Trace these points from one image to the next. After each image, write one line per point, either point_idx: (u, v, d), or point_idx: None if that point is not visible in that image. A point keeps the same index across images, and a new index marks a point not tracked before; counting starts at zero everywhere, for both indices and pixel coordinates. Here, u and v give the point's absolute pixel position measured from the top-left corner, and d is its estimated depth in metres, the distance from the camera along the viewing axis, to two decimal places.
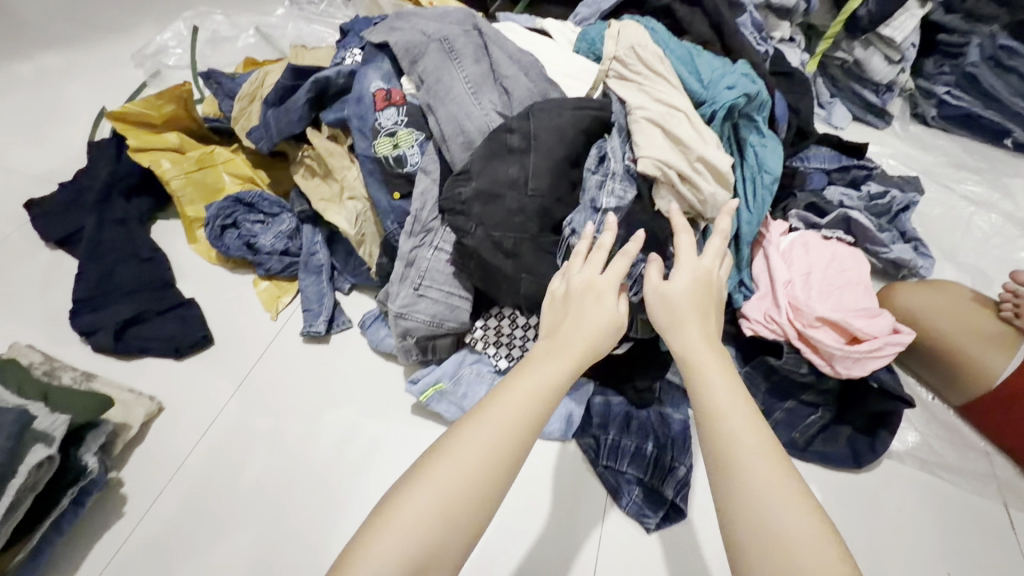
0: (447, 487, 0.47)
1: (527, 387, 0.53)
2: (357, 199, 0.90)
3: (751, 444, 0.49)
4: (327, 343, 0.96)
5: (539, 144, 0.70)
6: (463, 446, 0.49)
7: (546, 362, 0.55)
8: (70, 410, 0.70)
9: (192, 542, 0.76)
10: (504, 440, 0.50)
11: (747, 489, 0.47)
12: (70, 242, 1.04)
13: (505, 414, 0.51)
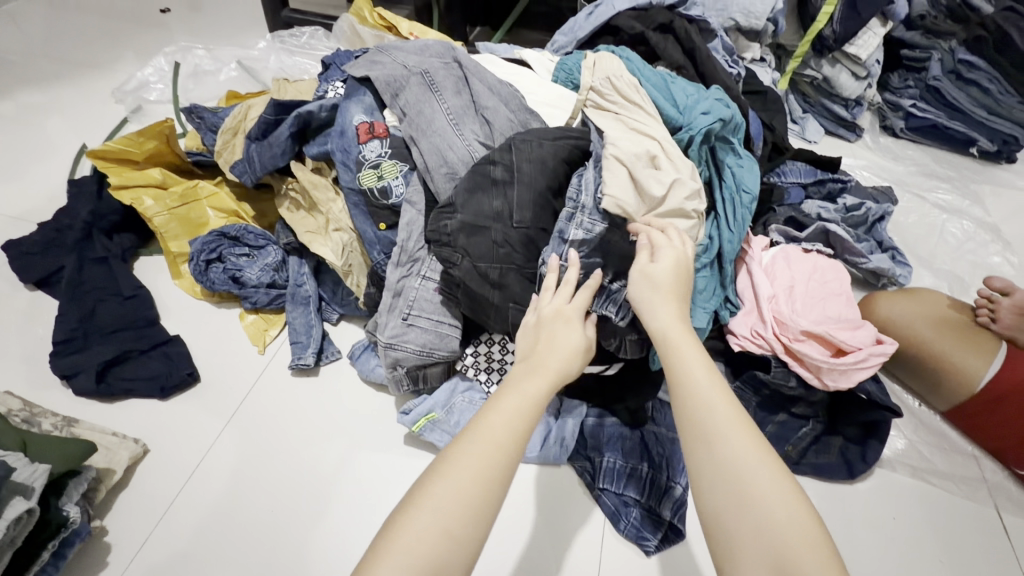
0: (444, 508, 0.47)
1: (513, 405, 0.54)
2: (342, 230, 0.90)
3: (738, 439, 0.50)
4: (316, 375, 0.95)
5: (522, 175, 0.71)
6: (457, 467, 0.49)
7: (528, 380, 0.56)
8: (48, 458, 0.67)
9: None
10: (497, 459, 0.50)
11: (740, 488, 0.47)
12: (50, 282, 1.02)
13: (494, 433, 0.51)
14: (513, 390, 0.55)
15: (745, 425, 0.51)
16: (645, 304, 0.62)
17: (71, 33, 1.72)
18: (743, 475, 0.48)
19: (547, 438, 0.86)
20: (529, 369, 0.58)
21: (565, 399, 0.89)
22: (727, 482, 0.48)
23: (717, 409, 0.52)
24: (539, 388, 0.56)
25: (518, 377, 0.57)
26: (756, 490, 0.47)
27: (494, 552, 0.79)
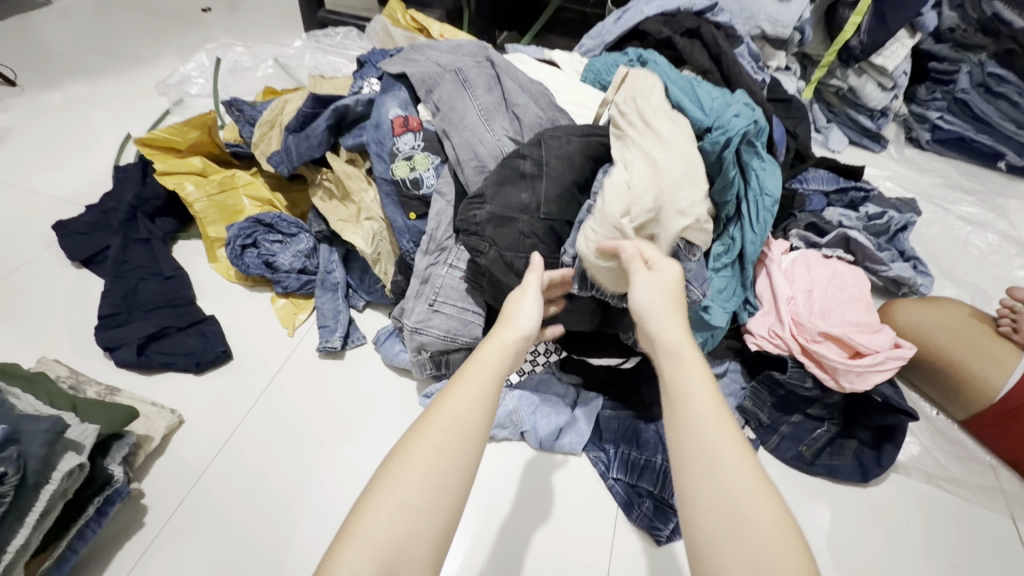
0: (405, 489, 0.46)
1: (476, 389, 0.53)
2: (373, 219, 0.94)
3: (714, 427, 0.47)
4: (342, 359, 0.99)
5: (550, 169, 0.72)
6: (418, 453, 0.48)
7: (489, 355, 0.56)
8: (96, 420, 0.71)
9: (210, 553, 0.77)
10: (456, 446, 0.49)
11: (716, 479, 0.44)
12: (95, 261, 1.08)
13: (457, 418, 0.50)
14: (474, 368, 0.55)
15: (730, 422, 0.47)
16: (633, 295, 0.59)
17: (119, 29, 1.81)
18: (719, 464, 0.44)
19: (565, 429, 0.88)
20: (494, 347, 0.57)
21: (582, 392, 0.92)
22: (716, 500, 0.43)
23: (699, 401, 0.48)
24: (500, 371, 0.56)
25: (482, 360, 0.56)
26: (748, 509, 0.42)
27: (510, 534, 0.80)
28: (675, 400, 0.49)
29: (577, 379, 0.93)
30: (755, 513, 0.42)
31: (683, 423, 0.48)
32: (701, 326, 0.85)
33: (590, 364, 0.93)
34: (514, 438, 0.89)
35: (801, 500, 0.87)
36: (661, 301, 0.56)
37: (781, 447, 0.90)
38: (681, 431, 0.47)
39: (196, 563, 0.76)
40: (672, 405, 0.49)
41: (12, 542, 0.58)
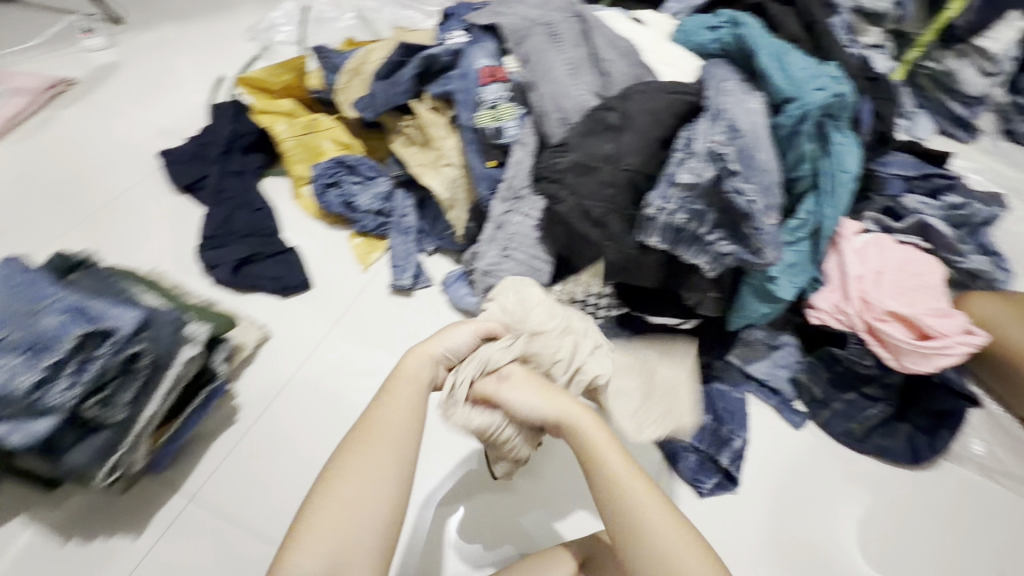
0: (343, 506, 0.58)
1: (404, 399, 0.66)
2: (453, 166, 0.98)
3: (622, 470, 0.63)
4: (410, 297, 1.05)
5: (635, 123, 0.73)
6: (362, 456, 0.61)
7: (404, 391, 0.67)
8: (213, 320, 0.81)
9: (286, 455, 0.84)
10: (392, 444, 0.63)
11: (627, 504, 0.61)
12: (194, 188, 1.17)
13: (379, 442, 0.63)
14: (392, 400, 0.66)
15: (632, 464, 0.64)
16: (513, 402, 0.67)
17: None
18: (629, 496, 0.61)
19: None
20: (422, 361, 0.70)
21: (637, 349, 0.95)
22: (631, 530, 0.60)
23: (606, 452, 0.65)
24: (425, 381, 0.69)
25: (408, 373, 0.69)
26: (656, 524, 0.59)
27: (557, 469, 0.86)
28: (590, 460, 0.65)
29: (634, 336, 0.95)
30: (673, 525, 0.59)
31: (599, 473, 0.64)
32: (766, 298, 0.83)
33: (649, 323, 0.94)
34: None
35: (846, 473, 0.89)
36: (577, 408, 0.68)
37: (831, 423, 0.92)
38: (598, 483, 0.63)
39: (270, 465, 0.83)
40: (592, 473, 0.64)
41: (143, 414, 0.66)
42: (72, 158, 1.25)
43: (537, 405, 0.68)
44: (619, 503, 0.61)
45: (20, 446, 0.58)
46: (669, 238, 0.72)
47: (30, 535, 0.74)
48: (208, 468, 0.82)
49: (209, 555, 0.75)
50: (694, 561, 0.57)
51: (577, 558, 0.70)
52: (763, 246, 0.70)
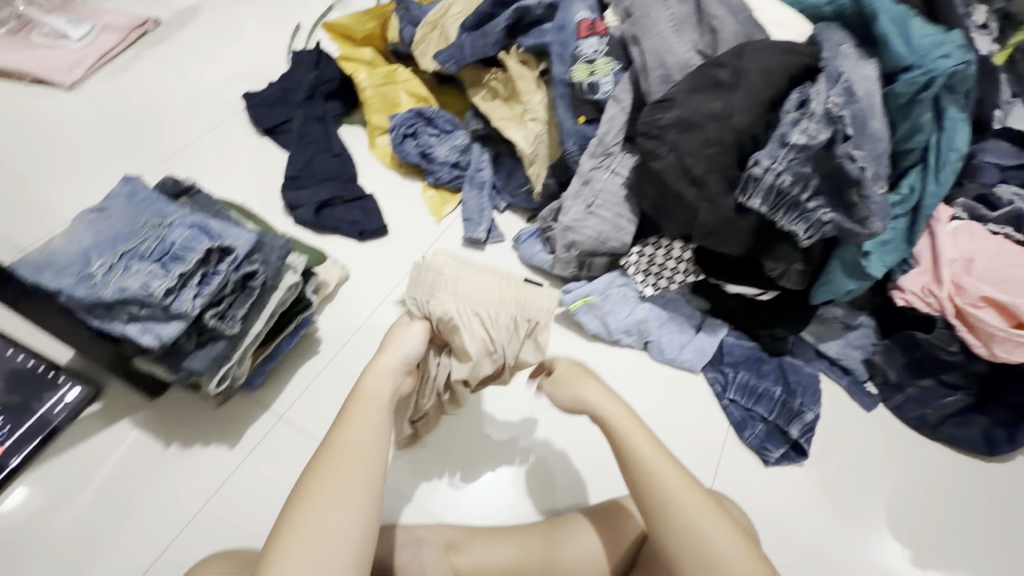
0: (317, 542, 0.47)
1: (368, 416, 0.56)
2: (538, 121, 0.98)
3: (649, 443, 0.60)
4: (482, 251, 1.07)
5: (748, 81, 0.71)
6: (322, 488, 0.49)
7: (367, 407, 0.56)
8: (309, 252, 0.89)
9: None
10: (361, 468, 0.51)
11: (656, 479, 0.58)
12: (277, 131, 1.20)
13: (349, 464, 0.52)
14: (360, 411, 0.56)
15: (656, 438, 0.61)
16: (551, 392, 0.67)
17: None
18: (659, 472, 0.58)
19: (688, 347, 0.93)
20: (383, 376, 0.60)
21: (708, 317, 0.96)
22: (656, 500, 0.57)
23: (630, 426, 0.62)
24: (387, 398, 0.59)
25: (369, 389, 0.58)
26: (687, 504, 0.56)
27: None
28: (609, 431, 0.63)
29: (705, 305, 0.96)
30: (703, 503, 0.57)
31: (625, 450, 0.60)
32: (856, 274, 0.81)
33: (724, 292, 0.93)
34: (636, 347, 0.95)
35: (915, 458, 0.88)
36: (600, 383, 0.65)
37: (903, 409, 0.90)
38: (621, 455, 0.60)
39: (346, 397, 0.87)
40: (617, 446, 0.61)
41: (252, 330, 0.71)
42: (162, 94, 1.30)
43: (573, 396, 0.65)
44: (647, 477, 0.58)
45: (154, 344, 0.63)
46: (771, 201, 0.70)
47: (135, 438, 0.80)
48: (293, 394, 0.86)
49: (292, 471, 0.80)
50: (726, 540, 0.55)
51: (594, 522, 0.69)
52: (870, 216, 0.69)
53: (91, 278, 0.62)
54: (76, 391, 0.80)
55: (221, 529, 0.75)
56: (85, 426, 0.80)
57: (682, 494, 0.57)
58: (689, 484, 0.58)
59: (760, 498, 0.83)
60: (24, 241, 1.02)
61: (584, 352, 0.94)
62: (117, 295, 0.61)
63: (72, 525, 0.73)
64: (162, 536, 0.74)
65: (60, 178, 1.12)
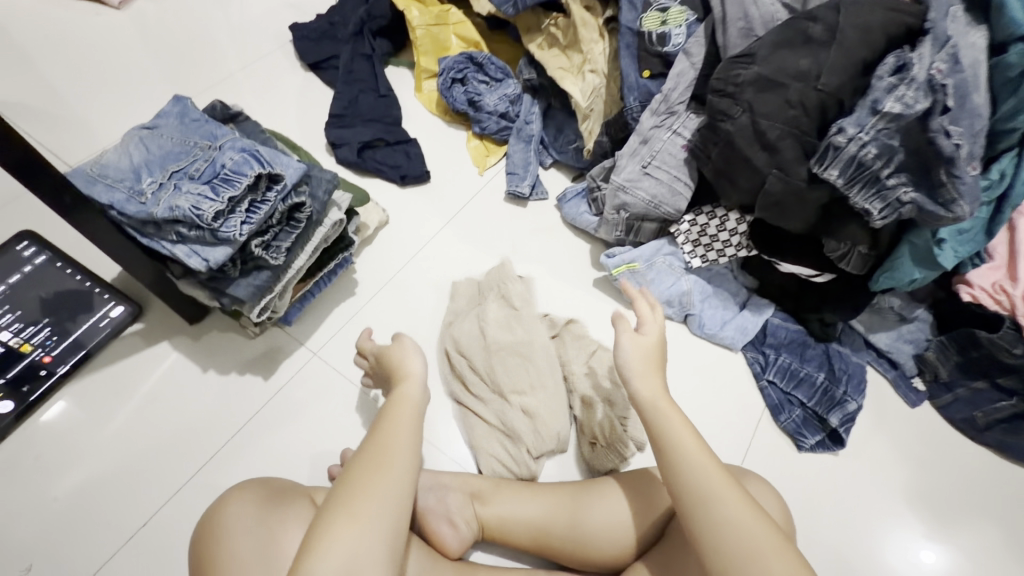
0: (364, 529, 0.49)
1: (404, 419, 0.59)
2: (597, 73, 0.93)
3: (677, 422, 0.56)
4: (524, 207, 1.04)
5: (843, 39, 0.65)
6: (366, 482, 0.52)
7: (404, 413, 0.59)
8: (351, 191, 0.88)
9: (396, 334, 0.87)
10: (398, 468, 0.54)
11: (679, 457, 0.54)
12: (323, 66, 1.17)
13: (393, 459, 0.54)
14: (399, 412, 0.59)
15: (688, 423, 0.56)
16: (627, 368, 0.61)
17: None
18: (684, 453, 0.54)
19: (729, 324, 0.90)
20: (416, 380, 0.62)
21: (754, 296, 0.92)
22: (684, 485, 0.53)
23: (662, 405, 0.58)
24: (420, 402, 0.61)
25: (408, 394, 0.61)
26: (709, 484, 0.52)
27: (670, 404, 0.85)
28: (641, 413, 0.59)
29: (752, 283, 0.92)
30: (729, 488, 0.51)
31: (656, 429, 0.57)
32: (924, 261, 0.76)
33: (776, 269, 0.88)
34: (675, 319, 0.92)
35: (957, 460, 0.84)
36: (639, 361, 0.62)
37: (950, 408, 0.86)
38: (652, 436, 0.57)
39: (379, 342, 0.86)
40: (649, 425, 0.58)
41: (295, 263, 0.71)
42: (208, 19, 1.26)
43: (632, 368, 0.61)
44: (672, 454, 0.54)
45: (201, 268, 0.62)
46: (850, 173, 0.65)
47: (175, 360, 0.81)
48: (330, 331, 0.87)
49: (323, 409, 0.80)
50: (751, 530, 0.49)
51: (625, 488, 0.67)
52: (958, 198, 0.63)
53: (143, 195, 0.62)
54: (119, 309, 0.81)
55: (253, 458, 0.76)
56: (127, 344, 0.81)
57: (717, 488, 0.51)
58: (724, 476, 0.53)
59: (789, 483, 0.81)
60: (71, 157, 1.02)
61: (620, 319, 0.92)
62: (167, 214, 0.60)
63: (113, 437, 0.75)
64: (198, 457, 0.75)
65: (108, 97, 1.11)
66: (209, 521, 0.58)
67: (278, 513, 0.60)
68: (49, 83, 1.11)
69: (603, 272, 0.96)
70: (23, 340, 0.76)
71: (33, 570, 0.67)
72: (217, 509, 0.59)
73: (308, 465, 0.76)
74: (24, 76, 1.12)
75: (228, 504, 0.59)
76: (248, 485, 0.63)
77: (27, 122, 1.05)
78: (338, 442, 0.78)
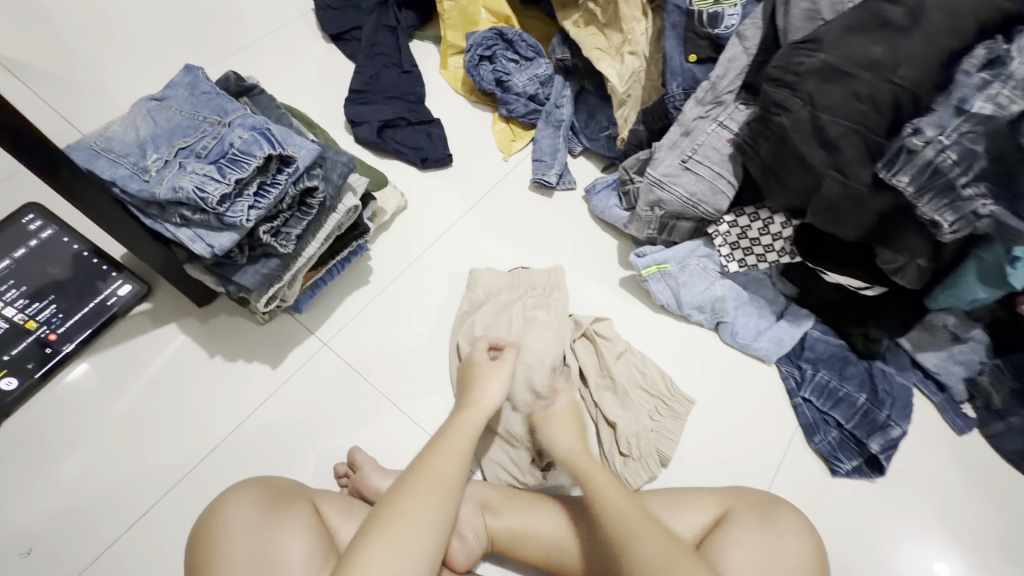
0: (409, 539, 0.50)
1: (455, 448, 0.60)
2: (637, 55, 0.85)
3: (623, 505, 0.56)
4: (550, 197, 0.98)
5: (927, 26, 0.57)
6: (416, 508, 0.52)
7: (459, 435, 0.61)
8: (368, 174, 0.84)
9: (410, 329, 0.83)
10: (446, 488, 0.55)
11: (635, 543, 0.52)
12: (345, 38, 1.11)
13: (443, 475, 0.56)
14: (456, 433, 0.61)
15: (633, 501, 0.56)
16: (549, 439, 0.66)
17: None
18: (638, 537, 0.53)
19: (764, 334, 0.84)
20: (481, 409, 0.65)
21: (793, 305, 0.86)
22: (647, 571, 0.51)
23: (606, 486, 0.58)
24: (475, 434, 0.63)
25: (468, 419, 0.64)
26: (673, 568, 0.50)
27: (696, 416, 0.80)
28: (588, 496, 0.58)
29: (792, 292, 0.86)
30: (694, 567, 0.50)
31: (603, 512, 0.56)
32: (994, 280, 0.67)
33: (822, 279, 0.80)
34: (705, 325, 0.86)
35: (1007, 495, 0.78)
36: (563, 421, 0.67)
37: (1003, 438, 0.80)
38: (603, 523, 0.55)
39: (391, 335, 0.83)
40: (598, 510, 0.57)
41: (305, 252, 0.67)
42: None
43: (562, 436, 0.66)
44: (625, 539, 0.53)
45: (205, 254, 0.58)
46: (922, 180, 0.58)
47: (182, 343, 0.79)
48: (342, 320, 0.83)
49: (331, 404, 0.77)
50: None
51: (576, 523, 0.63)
52: None
53: (148, 172, 0.58)
54: (128, 288, 0.79)
55: (257, 451, 0.73)
56: (135, 324, 0.79)
57: (646, 539, 0.52)
58: (668, 538, 0.53)
59: (820, 509, 0.76)
60: (85, 126, 0.99)
61: (646, 322, 0.87)
62: (170, 195, 0.56)
63: (119, 420, 0.74)
64: (206, 444, 0.73)
65: (124, 63, 1.07)
66: (206, 522, 0.56)
67: (279, 516, 0.58)
68: (65, 46, 1.08)
69: (631, 271, 0.91)
70: (28, 316, 0.73)
71: (33, 552, 0.66)
72: (215, 509, 0.57)
73: (314, 460, 0.74)
74: (38, 37, 1.08)
75: (228, 505, 0.57)
76: (249, 484, 0.60)
77: (41, 86, 1.02)
78: (344, 439, 0.75)
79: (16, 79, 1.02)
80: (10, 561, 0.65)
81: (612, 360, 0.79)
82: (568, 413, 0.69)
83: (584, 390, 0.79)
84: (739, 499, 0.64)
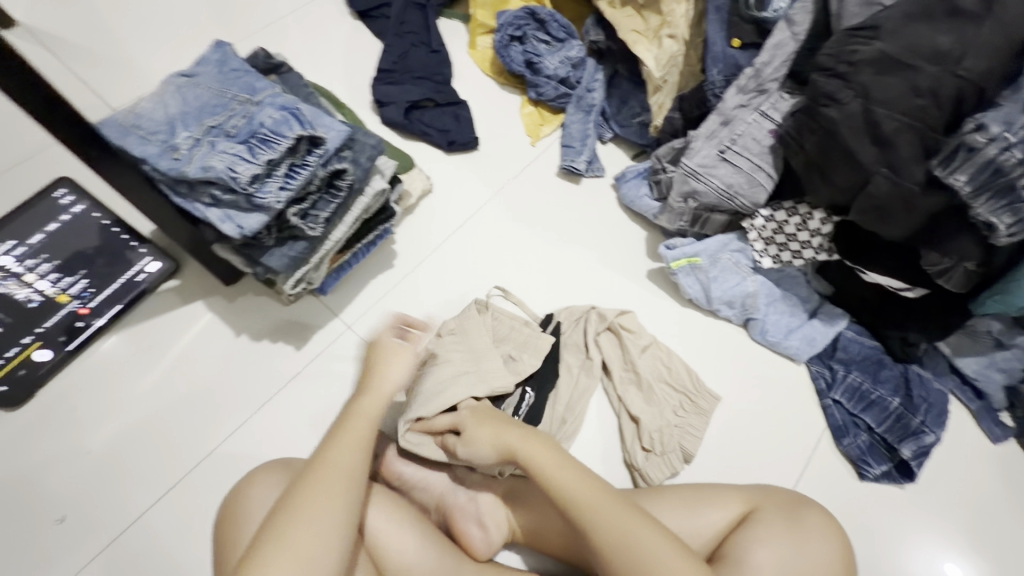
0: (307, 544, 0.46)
1: (355, 437, 0.54)
2: (676, 38, 0.82)
3: (617, 512, 0.53)
4: (578, 184, 0.96)
5: (1001, 13, 0.53)
6: (304, 510, 0.47)
7: (358, 422, 0.56)
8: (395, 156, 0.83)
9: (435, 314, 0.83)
10: (346, 481, 0.50)
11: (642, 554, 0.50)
12: (372, 15, 1.08)
13: (340, 468, 0.51)
14: (356, 418, 0.56)
15: (623, 503, 0.54)
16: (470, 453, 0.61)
17: None
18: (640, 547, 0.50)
19: (796, 333, 0.81)
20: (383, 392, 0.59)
21: (827, 304, 0.83)
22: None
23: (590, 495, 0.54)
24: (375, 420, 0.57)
25: (371, 403, 0.58)
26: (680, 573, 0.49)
27: (722, 415, 0.79)
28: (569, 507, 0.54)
29: (827, 290, 0.83)
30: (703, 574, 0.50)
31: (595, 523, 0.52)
32: None
33: (861, 278, 0.77)
34: (734, 321, 0.84)
35: None
36: (482, 427, 0.61)
37: None
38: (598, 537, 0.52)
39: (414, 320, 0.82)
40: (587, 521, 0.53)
41: (333, 235, 0.66)
42: None
43: (487, 438, 0.60)
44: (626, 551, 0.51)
45: (235, 235, 0.58)
46: (981, 180, 0.54)
47: (207, 321, 0.80)
48: (365, 304, 0.83)
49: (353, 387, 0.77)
50: None
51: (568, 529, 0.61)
52: None
53: (177, 150, 0.57)
54: (158, 265, 0.80)
55: (279, 431, 0.74)
56: (163, 300, 0.80)
57: (593, 502, 0.53)
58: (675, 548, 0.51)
59: (847, 513, 0.74)
60: (114, 102, 0.99)
61: (673, 315, 0.85)
62: (200, 174, 0.55)
63: (145, 395, 0.75)
64: (229, 423, 0.74)
65: (154, 38, 1.06)
66: (234, 501, 0.57)
67: None
68: (95, 20, 1.07)
69: (660, 263, 0.89)
70: (60, 290, 0.74)
71: (67, 520, 0.68)
72: (241, 488, 0.58)
73: None
74: (69, 9, 1.07)
75: (253, 487, 0.58)
76: (272, 464, 0.60)
77: (71, 60, 1.02)
78: None
79: (48, 53, 1.02)
80: (44, 526, 0.67)
81: (636, 351, 0.78)
82: (478, 410, 0.64)
83: (606, 381, 0.79)
84: (766, 497, 0.62)
